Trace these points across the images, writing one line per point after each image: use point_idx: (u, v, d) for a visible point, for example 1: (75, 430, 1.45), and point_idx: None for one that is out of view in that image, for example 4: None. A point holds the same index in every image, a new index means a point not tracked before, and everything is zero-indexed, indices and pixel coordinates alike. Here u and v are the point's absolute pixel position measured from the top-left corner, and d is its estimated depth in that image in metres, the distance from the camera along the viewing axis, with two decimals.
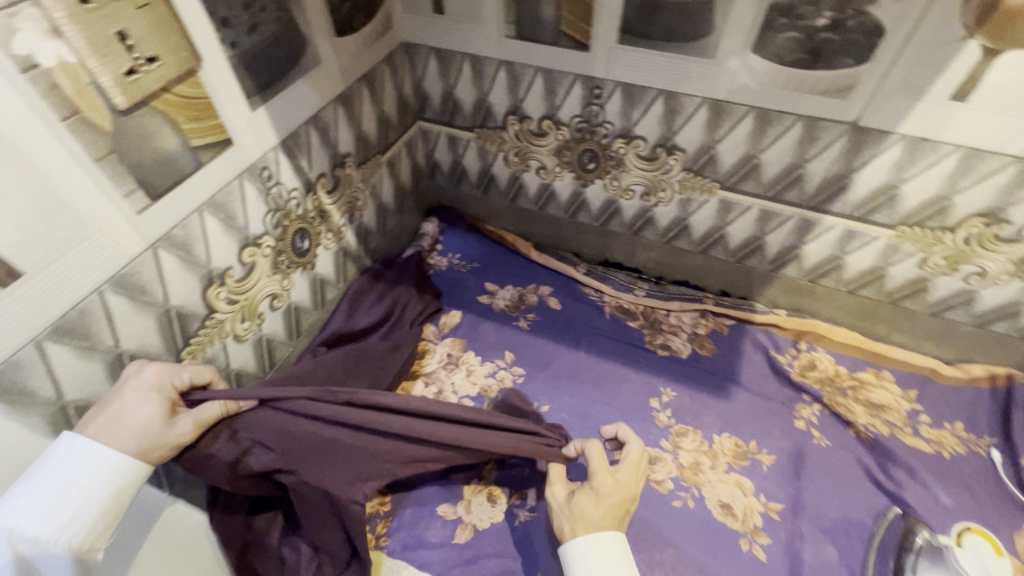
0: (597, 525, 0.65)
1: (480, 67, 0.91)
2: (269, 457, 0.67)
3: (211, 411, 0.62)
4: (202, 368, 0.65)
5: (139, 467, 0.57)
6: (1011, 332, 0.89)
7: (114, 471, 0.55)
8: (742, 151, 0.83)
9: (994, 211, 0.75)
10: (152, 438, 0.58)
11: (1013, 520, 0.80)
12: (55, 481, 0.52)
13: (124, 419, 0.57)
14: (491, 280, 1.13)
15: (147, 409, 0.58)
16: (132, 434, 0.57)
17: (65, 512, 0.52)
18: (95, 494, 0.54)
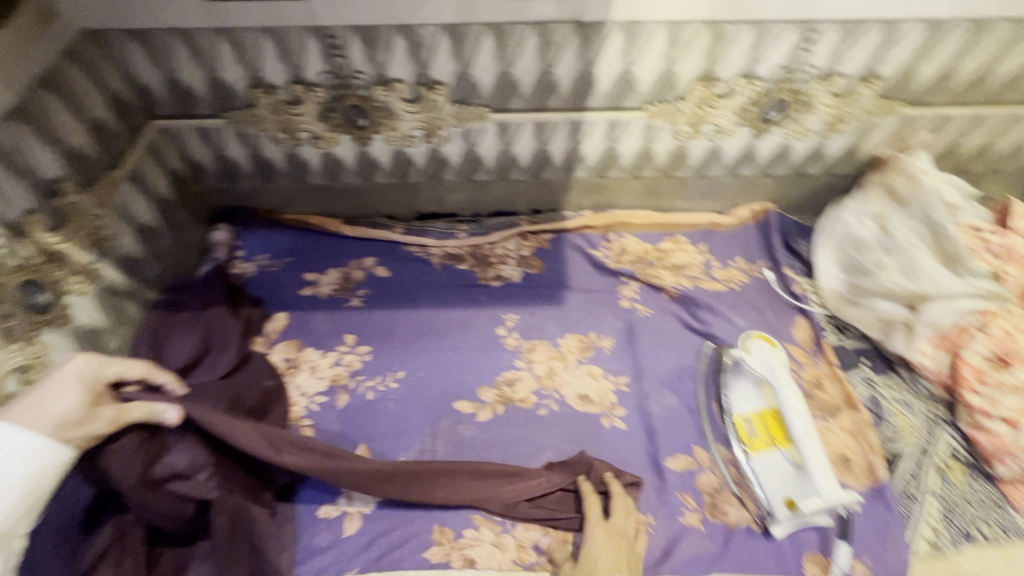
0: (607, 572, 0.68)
1: (194, 42, 0.80)
2: (180, 463, 0.67)
3: (134, 411, 0.62)
4: (135, 364, 0.66)
5: (60, 450, 0.55)
6: (754, 172, 1.07)
7: (35, 454, 0.54)
8: (495, 71, 0.85)
9: (707, 72, 0.87)
10: (69, 426, 0.56)
11: (789, 319, 0.99)
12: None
13: (43, 409, 0.56)
14: (308, 269, 1.06)
15: (73, 399, 0.58)
16: (50, 420, 0.55)
17: None
18: (11, 476, 0.52)
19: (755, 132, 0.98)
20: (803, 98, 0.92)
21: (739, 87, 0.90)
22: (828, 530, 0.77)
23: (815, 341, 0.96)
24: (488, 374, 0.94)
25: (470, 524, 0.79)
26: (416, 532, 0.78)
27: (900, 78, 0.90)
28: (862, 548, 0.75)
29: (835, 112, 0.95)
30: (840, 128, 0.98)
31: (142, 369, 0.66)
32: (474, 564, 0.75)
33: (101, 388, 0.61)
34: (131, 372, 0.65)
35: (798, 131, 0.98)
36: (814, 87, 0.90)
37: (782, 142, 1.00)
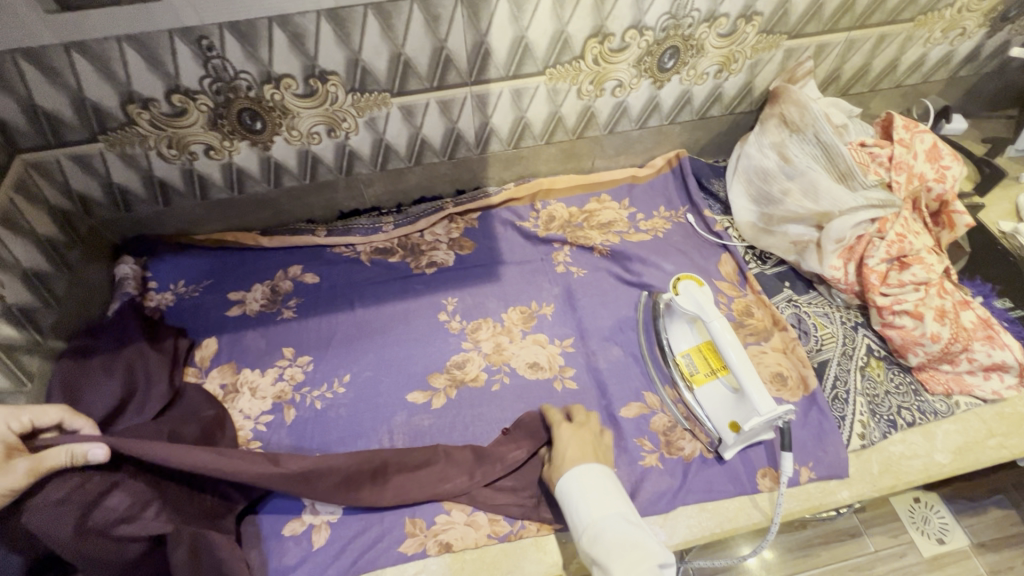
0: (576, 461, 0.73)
1: (44, 61, 0.72)
2: (123, 502, 0.63)
3: (56, 457, 0.59)
4: (49, 411, 0.65)
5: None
6: (662, 121, 1.10)
7: None
8: (387, 53, 0.82)
9: (598, 29, 0.88)
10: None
11: (714, 257, 1.04)
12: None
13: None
14: (232, 288, 1.00)
15: None
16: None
17: None
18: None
19: (655, 82, 1.00)
20: (693, 43, 0.95)
21: (631, 40, 0.91)
22: (774, 443, 0.83)
23: (740, 272, 1.01)
24: (436, 361, 0.93)
25: (440, 510, 0.79)
26: (389, 529, 0.77)
27: (777, 13, 0.94)
28: (805, 453, 0.82)
29: (725, 52, 0.98)
30: (732, 68, 1.02)
31: (59, 414, 0.66)
32: (451, 547, 0.76)
33: (14, 444, 0.60)
34: (46, 420, 0.65)
35: (694, 75, 1.01)
36: (702, 30, 0.93)
37: (681, 88, 1.03)
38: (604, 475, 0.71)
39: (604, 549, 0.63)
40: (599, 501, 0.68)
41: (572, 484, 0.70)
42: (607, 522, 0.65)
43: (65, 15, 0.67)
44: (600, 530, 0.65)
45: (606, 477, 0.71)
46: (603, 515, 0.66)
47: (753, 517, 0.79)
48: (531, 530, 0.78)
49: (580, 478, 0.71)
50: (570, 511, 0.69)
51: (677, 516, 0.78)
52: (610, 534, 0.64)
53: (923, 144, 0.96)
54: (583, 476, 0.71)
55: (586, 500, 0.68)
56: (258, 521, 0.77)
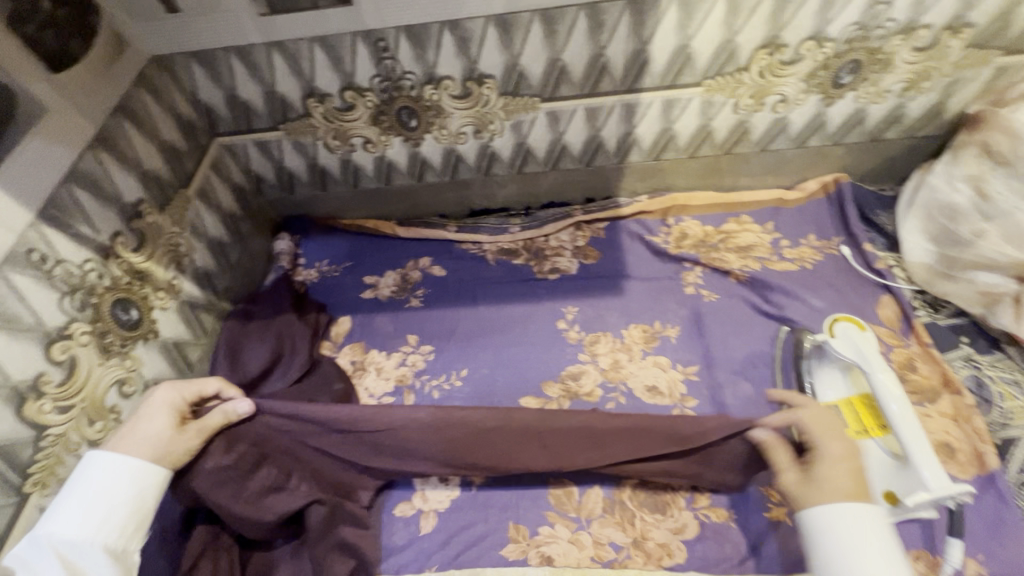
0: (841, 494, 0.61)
1: (250, 57, 0.82)
2: (271, 475, 0.71)
3: (216, 423, 0.66)
4: (209, 380, 0.71)
5: (156, 470, 0.62)
6: (824, 142, 1.00)
7: (135, 474, 0.60)
8: (545, 59, 0.82)
9: (771, 39, 0.81)
10: (161, 448, 0.62)
11: (873, 297, 0.92)
12: (82, 494, 0.58)
13: (140, 433, 0.62)
14: (368, 272, 1.07)
15: (161, 421, 0.64)
16: (147, 443, 0.62)
17: (96, 513, 0.57)
18: (121, 496, 0.59)
19: (825, 98, 0.91)
20: (880, 56, 0.85)
21: (808, 52, 0.83)
22: (934, 524, 0.71)
23: (904, 320, 0.89)
24: (552, 369, 0.92)
25: (544, 521, 0.78)
26: (492, 530, 0.78)
27: (994, 25, 0.81)
28: (973, 542, 0.69)
29: (918, 68, 0.87)
30: (922, 86, 0.89)
31: (217, 386, 0.71)
32: (552, 561, 0.75)
33: (186, 410, 0.67)
34: (209, 390, 0.70)
35: (873, 93, 0.90)
36: (894, 43, 0.83)
37: (855, 106, 0.93)
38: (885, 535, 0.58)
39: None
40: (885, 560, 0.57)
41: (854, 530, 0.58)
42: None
43: (273, 18, 0.76)
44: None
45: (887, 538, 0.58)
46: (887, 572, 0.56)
47: None
48: (636, 562, 0.74)
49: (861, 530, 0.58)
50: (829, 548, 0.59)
51: None
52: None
53: None
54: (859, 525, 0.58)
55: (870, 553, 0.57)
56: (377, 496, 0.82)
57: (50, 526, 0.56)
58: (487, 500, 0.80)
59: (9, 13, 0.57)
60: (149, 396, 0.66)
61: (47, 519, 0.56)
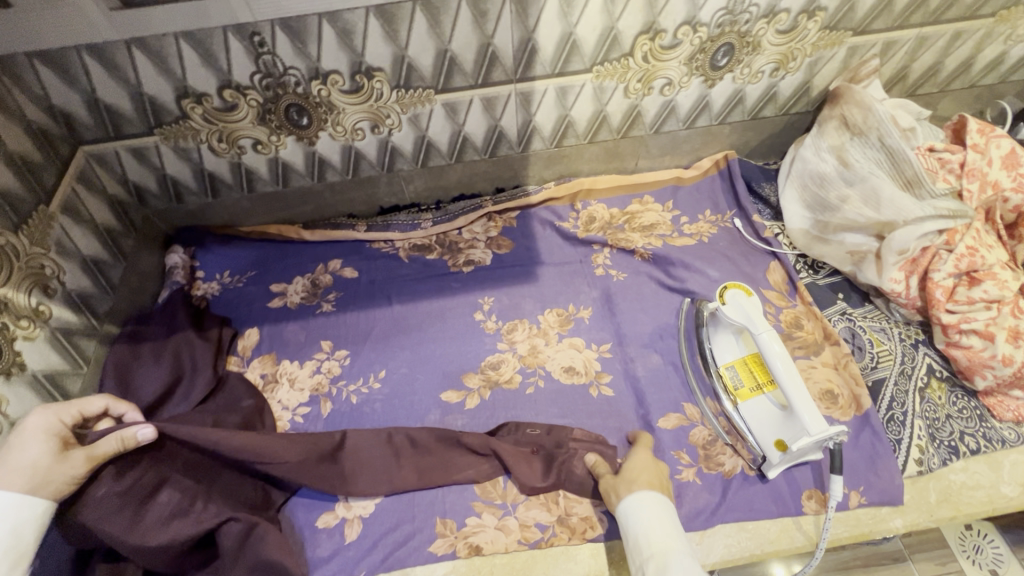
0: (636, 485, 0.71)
1: (107, 56, 0.74)
2: (173, 498, 0.67)
3: (107, 446, 0.63)
4: (93, 400, 0.67)
5: (34, 501, 0.57)
6: (711, 121, 1.06)
7: (10, 508, 0.55)
8: (433, 49, 0.81)
9: (650, 25, 0.85)
10: (40, 476, 0.58)
11: (763, 264, 0.99)
12: None
13: (14, 462, 0.57)
14: (274, 280, 1.02)
15: (38, 447, 0.59)
16: (21, 472, 0.57)
17: None
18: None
19: (706, 81, 0.97)
20: (749, 40, 0.91)
21: (684, 37, 0.88)
22: (821, 464, 0.79)
23: (790, 282, 0.96)
24: (471, 360, 0.92)
25: (471, 512, 0.78)
26: (420, 528, 0.77)
27: (843, 8, 0.89)
28: (854, 476, 0.77)
29: (784, 49, 0.94)
30: (790, 66, 0.97)
31: (103, 402, 0.68)
32: (480, 550, 0.75)
33: (68, 435, 0.63)
34: (92, 409, 0.66)
35: (748, 74, 0.97)
36: (760, 26, 0.89)
37: (734, 87, 0.99)
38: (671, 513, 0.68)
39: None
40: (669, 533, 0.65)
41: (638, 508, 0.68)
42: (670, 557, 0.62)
43: (127, 12, 0.69)
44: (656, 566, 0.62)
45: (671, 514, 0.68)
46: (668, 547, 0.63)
47: (796, 541, 0.75)
48: (562, 538, 0.76)
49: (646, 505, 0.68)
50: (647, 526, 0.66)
51: (714, 534, 0.75)
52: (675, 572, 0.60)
53: (999, 150, 0.89)
54: (644, 503, 0.68)
55: (655, 523, 0.65)
56: (296, 511, 0.79)
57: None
58: (412, 499, 0.79)
59: None
60: (25, 423, 0.61)
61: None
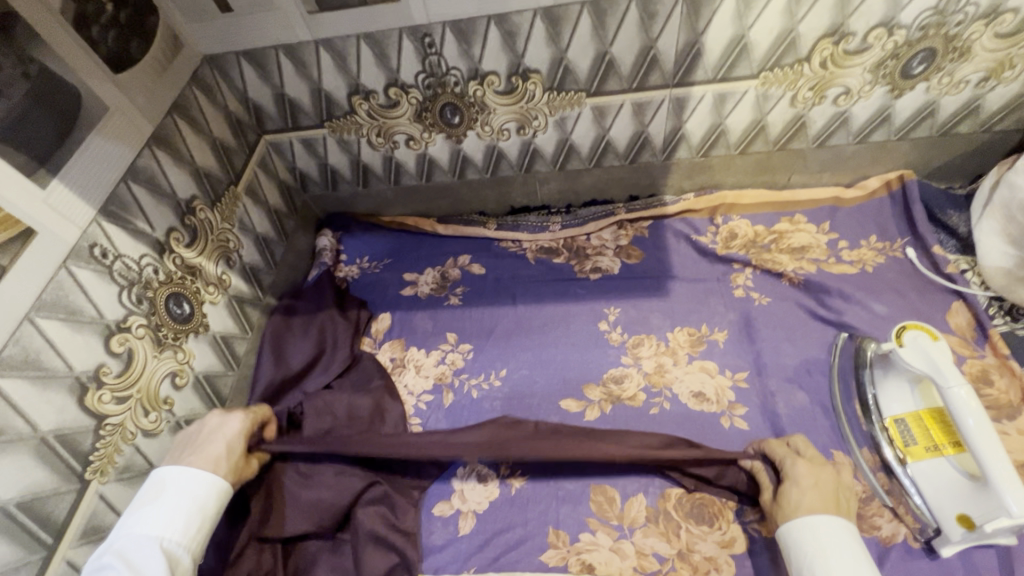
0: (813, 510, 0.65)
1: (298, 55, 0.82)
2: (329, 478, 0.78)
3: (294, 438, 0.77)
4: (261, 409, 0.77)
5: (223, 492, 0.66)
6: (888, 137, 0.94)
7: (214, 492, 0.65)
8: (593, 52, 0.80)
9: (837, 27, 0.76)
10: (225, 467, 0.68)
11: (942, 304, 0.86)
12: (172, 504, 0.62)
13: (208, 449, 0.68)
14: (407, 269, 1.07)
15: (227, 442, 0.70)
16: (215, 460, 0.67)
17: (183, 522, 0.62)
18: (202, 508, 0.64)
19: (893, 90, 0.85)
20: (957, 44, 0.78)
21: (876, 41, 0.78)
22: (1012, 551, 0.66)
23: (977, 328, 0.83)
24: (594, 371, 0.90)
25: (586, 528, 0.76)
26: (531, 534, 0.76)
27: None
28: None
29: (1000, 56, 0.80)
30: (1004, 75, 0.83)
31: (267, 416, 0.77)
32: (593, 569, 0.72)
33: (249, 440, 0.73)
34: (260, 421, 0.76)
35: (948, 83, 0.84)
36: (974, 29, 0.76)
37: (926, 99, 0.87)
38: (853, 544, 0.61)
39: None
40: (853, 566, 0.59)
41: (808, 542, 0.62)
42: None
43: (320, 16, 0.76)
44: None
45: (851, 538, 0.62)
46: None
47: None
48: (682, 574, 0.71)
49: (814, 539, 0.62)
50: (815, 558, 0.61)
51: None
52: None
53: None
54: (815, 535, 0.62)
55: (825, 557, 0.60)
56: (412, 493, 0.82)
57: (125, 533, 0.60)
58: (526, 503, 0.79)
59: (75, 15, 0.59)
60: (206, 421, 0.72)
61: (124, 524, 0.61)
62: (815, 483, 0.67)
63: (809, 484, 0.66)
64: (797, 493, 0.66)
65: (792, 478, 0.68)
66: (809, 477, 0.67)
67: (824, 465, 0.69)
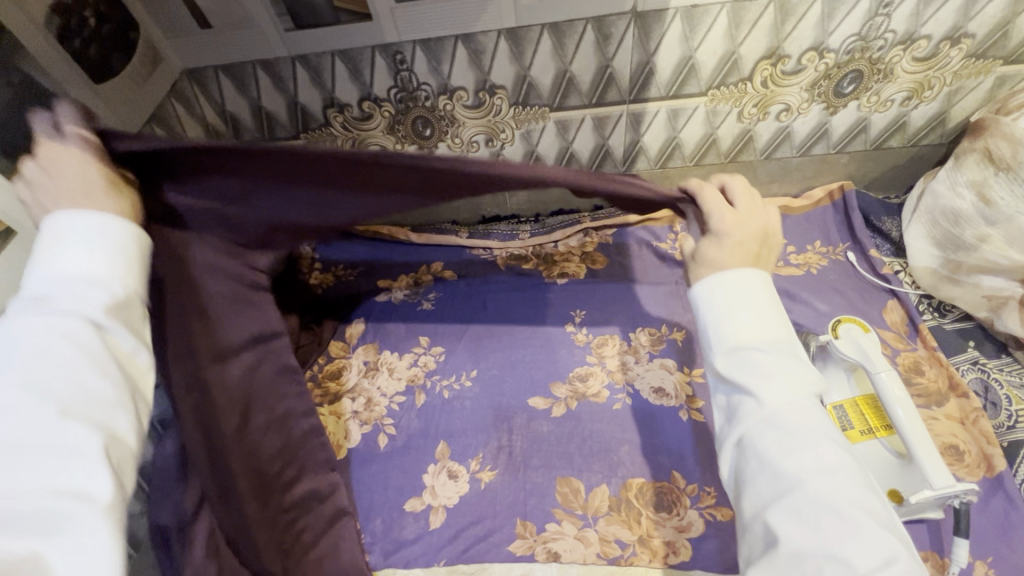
0: (731, 266, 0.58)
1: (275, 70, 0.86)
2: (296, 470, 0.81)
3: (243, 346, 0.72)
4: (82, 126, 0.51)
5: (124, 226, 0.50)
6: (828, 150, 1.02)
7: (113, 232, 0.49)
8: (554, 70, 0.86)
9: (774, 50, 0.84)
10: (88, 198, 0.49)
11: (879, 302, 0.93)
12: (74, 241, 0.47)
13: (64, 179, 0.49)
14: (382, 277, 1.10)
15: (80, 172, 0.49)
16: (78, 195, 0.49)
17: (106, 256, 0.48)
18: (107, 241, 0.48)
19: (828, 108, 0.93)
20: (881, 67, 0.87)
21: (809, 63, 0.86)
22: (941, 525, 0.71)
23: (910, 324, 0.90)
24: (561, 369, 0.94)
25: (552, 518, 0.79)
26: (499, 526, 0.79)
27: (992, 37, 0.83)
28: (981, 544, 0.69)
29: (919, 78, 0.89)
30: (924, 95, 0.92)
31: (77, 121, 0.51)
32: (558, 557, 0.76)
33: (117, 171, 0.53)
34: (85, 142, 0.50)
35: (876, 102, 0.93)
36: (894, 53, 0.85)
37: (858, 116, 0.95)
38: (764, 291, 0.56)
39: (750, 372, 0.53)
40: (760, 319, 0.55)
41: (716, 290, 0.57)
42: (758, 343, 0.54)
43: (295, 33, 0.80)
44: (742, 351, 0.54)
45: (766, 291, 0.57)
46: (761, 335, 0.54)
47: None
48: (642, 559, 0.75)
49: (727, 291, 0.57)
50: (716, 314, 0.57)
51: None
52: (760, 356, 0.53)
53: None
54: (726, 286, 0.57)
55: (729, 315, 0.56)
56: (384, 491, 0.84)
57: (36, 277, 0.47)
58: (495, 496, 0.81)
59: (58, 29, 0.62)
60: (39, 148, 0.50)
61: (36, 267, 0.47)
62: (735, 230, 0.59)
63: (732, 241, 0.58)
64: (715, 250, 0.59)
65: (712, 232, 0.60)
66: (730, 228, 0.59)
67: (761, 211, 0.60)
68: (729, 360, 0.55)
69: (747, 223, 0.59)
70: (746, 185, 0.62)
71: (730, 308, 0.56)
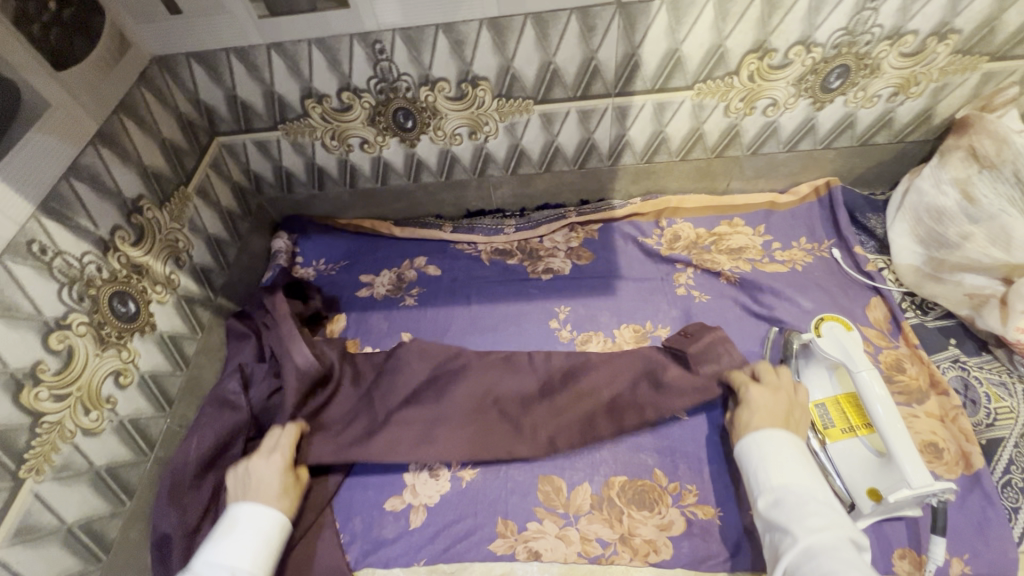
0: (770, 425, 0.71)
1: (249, 58, 0.83)
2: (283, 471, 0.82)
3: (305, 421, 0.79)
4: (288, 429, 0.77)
5: (273, 519, 0.68)
6: (814, 146, 1.01)
7: (265, 533, 0.67)
8: (538, 61, 0.84)
9: (761, 43, 0.82)
10: (270, 491, 0.71)
11: (863, 300, 0.93)
12: (236, 543, 0.65)
13: (255, 484, 0.72)
14: (364, 271, 1.08)
15: (269, 469, 0.73)
16: (261, 490, 0.71)
17: (247, 549, 0.65)
18: (255, 546, 0.66)
19: (815, 104, 0.93)
20: (868, 62, 0.86)
21: (796, 57, 0.85)
22: (919, 522, 0.72)
23: (893, 322, 0.90)
24: None
25: (533, 517, 0.78)
26: (480, 525, 0.78)
27: (979, 33, 0.83)
28: (958, 541, 0.70)
29: (906, 73, 0.88)
30: (911, 91, 0.91)
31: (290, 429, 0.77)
32: (539, 556, 0.75)
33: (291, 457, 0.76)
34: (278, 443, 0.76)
35: (863, 97, 0.92)
36: (882, 48, 0.84)
37: (845, 111, 0.94)
38: (795, 449, 0.68)
39: (787, 515, 0.62)
40: (793, 468, 0.66)
41: (754, 451, 0.70)
42: (790, 488, 0.64)
43: (270, 20, 0.77)
44: (778, 497, 0.64)
45: (799, 454, 0.68)
46: (791, 481, 0.65)
47: None
48: (623, 557, 0.75)
49: (764, 447, 0.69)
50: (755, 470, 0.68)
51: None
52: (793, 498, 0.63)
53: None
54: (766, 447, 0.69)
55: (768, 464, 0.67)
56: (363, 489, 0.82)
57: (205, 565, 0.63)
58: (475, 495, 0.80)
59: (14, 12, 0.59)
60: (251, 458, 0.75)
61: (204, 557, 0.64)
62: (769, 404, 0.74)
63: (759, 407, 0.74)
64: (749, 417, 0.73)
65: (747, 402, 0.75)
66: (760, 401, 0.74)
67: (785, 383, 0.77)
68: (770, 508, 0.64)
69: (760, 390, 0.76)
70: (771, 369, 0.80)
71: (765, 461, 0.68)
